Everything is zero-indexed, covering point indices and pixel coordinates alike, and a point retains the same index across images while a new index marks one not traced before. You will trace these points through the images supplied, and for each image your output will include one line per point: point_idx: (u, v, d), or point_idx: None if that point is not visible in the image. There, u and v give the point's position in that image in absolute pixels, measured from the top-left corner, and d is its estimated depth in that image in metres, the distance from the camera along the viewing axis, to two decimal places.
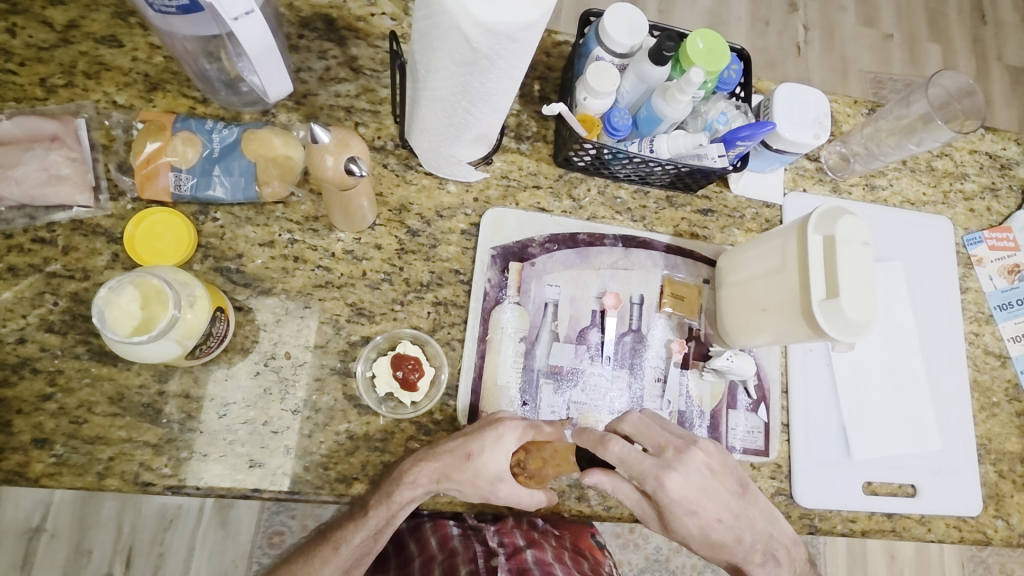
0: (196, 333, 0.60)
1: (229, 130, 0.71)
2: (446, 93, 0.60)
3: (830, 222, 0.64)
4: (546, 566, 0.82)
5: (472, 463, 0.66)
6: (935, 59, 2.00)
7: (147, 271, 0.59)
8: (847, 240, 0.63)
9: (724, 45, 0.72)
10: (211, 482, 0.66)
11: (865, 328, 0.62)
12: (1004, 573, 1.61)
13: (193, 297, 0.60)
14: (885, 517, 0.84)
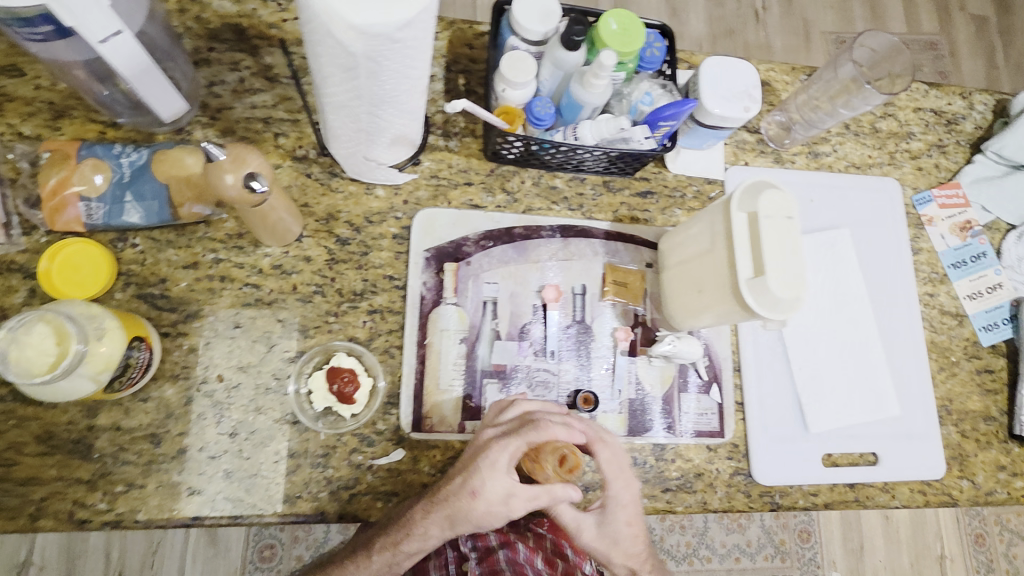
0: (112, 365, 0.58)
1: (138, 153, 0.69)
2: (345, 99, 0.58)
3: (752, 199, 0.62)
4: (518, 566, 0.79)
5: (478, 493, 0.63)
6: (898, 14, 1.98)
7: (50, 308, 0.56)
8: (769, 216, 0.61)
9: (639, 25, 0.70)
10: (149, 514, 0.65)
11: (797, 304, 0.61)
12: None
13: (103, 329, 0.57)
14: (847, 487, 0.83)
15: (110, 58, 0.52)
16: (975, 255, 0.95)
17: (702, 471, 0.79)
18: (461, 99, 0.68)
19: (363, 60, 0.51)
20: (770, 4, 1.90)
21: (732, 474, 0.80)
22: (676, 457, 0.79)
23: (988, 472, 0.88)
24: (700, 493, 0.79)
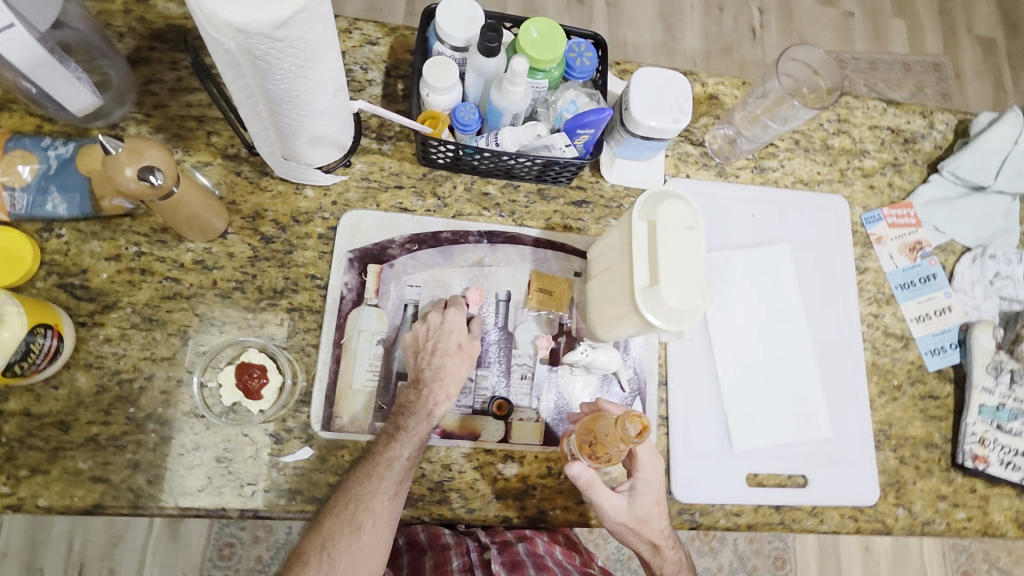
0: (9, 350, 0.60)
1: (65, 146, 0.71)
2: (245, 97, 0.60)
3: (654, 207, 0.61)
4: (538, 559, 0.81)
5: (431, 376, 0.72)
6: (901, 35, 1.95)
7: None
8: (669, 225, 0.60)
9: (560, 34, 0.71)
10: (51, 499, 0.66)
11: (693, 316, 0.59)
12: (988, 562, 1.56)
13: (4, 314, 0.60)
14: (773, 509, 0.81)
15: (2, 51, 0.54)
16: (924, 277, 0.92)
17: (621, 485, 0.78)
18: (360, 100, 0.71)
19: (249, 58, 0.53)
20: (768, 21, 1.88)
21: None
22: None
23: (927, 501, 0.85)
24: None
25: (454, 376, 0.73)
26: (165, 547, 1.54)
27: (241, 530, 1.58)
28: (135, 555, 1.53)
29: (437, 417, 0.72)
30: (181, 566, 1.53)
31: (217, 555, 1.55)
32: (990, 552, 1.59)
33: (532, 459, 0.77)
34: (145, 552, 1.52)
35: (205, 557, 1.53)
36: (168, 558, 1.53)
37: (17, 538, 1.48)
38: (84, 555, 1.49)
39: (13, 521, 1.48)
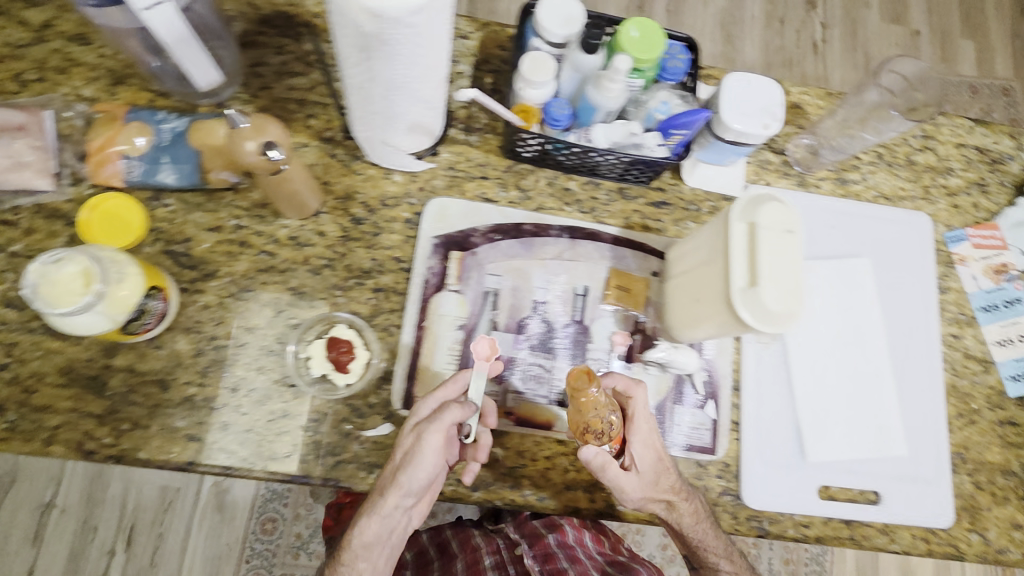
0: (126, 308, 0.63)
1: (178, 120, 0.74)
2: (361, 80, 0.62)
3: (753, 210, 0.62)
4: (567, 549, 0.96)
5: (404, 471, 0.67)
6: (969, 57, 1.91)
7: (77, 252, 0.61)
8: (769, 228, 0.61)
9: (660, 35, 0.71)
10: (150, 452, 0.70)
11: (790, 321, 0.60)
12: None
13: (124, 274, 0.62)
14: (843, 524, 0.80)
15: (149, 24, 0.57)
16: (1009, 301, 0.90)
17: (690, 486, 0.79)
18: (472, 88, 0.73)
19: (373, 42, 0.55)
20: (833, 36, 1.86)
21: (721, 495, 0.79)
22: None
23: (1002, 530, 0.83)
24: None
25: (404, 483, 0.68)
26: (210, 518, 1.59)
27: (284, 506, 1.61)
28: (183, 525, 1.58)
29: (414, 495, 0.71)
30: (224, 537, 1.58)
31: (259, 528, 1.60)
32: None
33: None
34: (192, 522, 1.58)
35: (248, 531, 1.59)
36: (213, 529, 1.58)
37: (75, 496, 1.55)
38: (135, 518, 1.56)
39: (72, 479, 1.55)
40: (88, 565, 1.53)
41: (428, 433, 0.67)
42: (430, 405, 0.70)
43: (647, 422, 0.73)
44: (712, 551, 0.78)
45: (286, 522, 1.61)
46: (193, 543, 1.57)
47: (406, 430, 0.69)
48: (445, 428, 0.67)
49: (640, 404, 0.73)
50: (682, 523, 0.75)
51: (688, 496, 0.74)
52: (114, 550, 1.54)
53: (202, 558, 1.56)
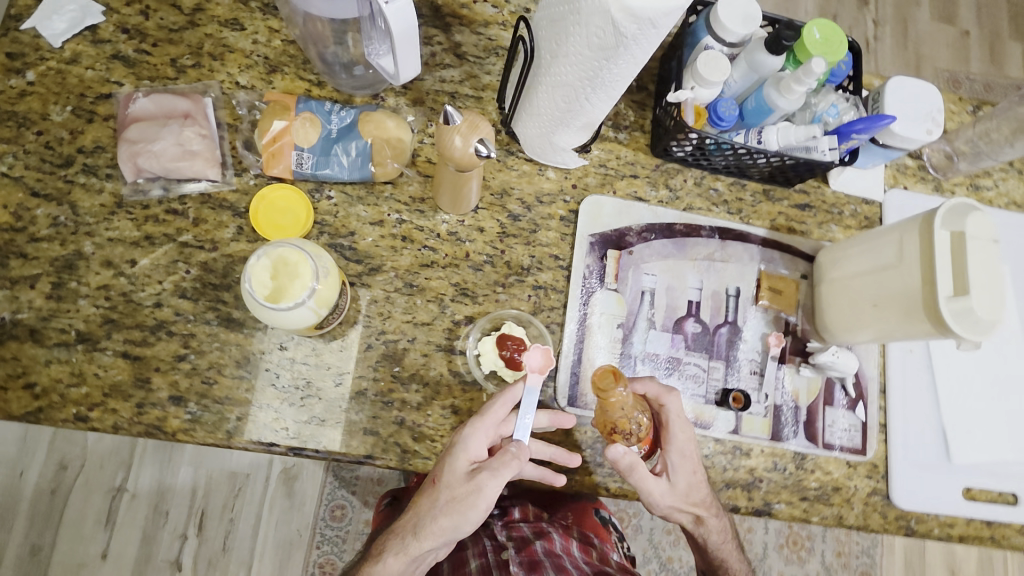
0: (327, 303, 0.65)
1: (347, 113, 0.74)
2: (571, 79, 0.61)
3: (958, 219, 0.64)
4: (556, 557, 0.81)
5: (448, 502, 0.67)
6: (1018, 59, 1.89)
7: (284, 245, 0.64)
8: (976, 237, 0.63)
9: (842, 37, 0.70)
10: (326, 446, 0.70)
11: (998, 328, 0.62)
12: None
13: (327, 269, 0.65)
14: (984, 524, 0.82)
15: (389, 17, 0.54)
16: None
17: (840, 486, 0.80)
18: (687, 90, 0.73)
19: (614, 41, 0.53)
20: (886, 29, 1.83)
21: (870, 495, 0.80)
22: (817, 469, 0.80)
23: None
24: (837, 507, 0.79)
25: (448, 529, 0.67)
26: (280, 503, 1.52)
27: (352, 493, 1.54)
28: (251, 510, 1.51)
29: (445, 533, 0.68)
30: (295, 523, 1.51)
31: (328, 515, 1.52)
32: None
33: (759, 452, 0.79)
34: (262, 508, 1.50)
35: (319, 518, 1.51)
36: (283, 516, 1.51)
37: (145, 482, 1.49)
38: (205, 504, 1.49)
39: (142, 462, 1.48)
40: (161, 549, 1.46)
41: (486, 480, 0.66)
42: (477, 437, 0.67)
43: (682, 433, 0.72)
44: (730, 555, 0.81)
45: (355, 509, 1.53)
46: (263, 533, 1.50)
47: (455, 473, 0.67)
48: (504, 478, 0.67)
49: (675, 413, 0.72)
50: (704, 532, 0.76)
51: (710, 508, 0.74)
52: (186, 535, 1.47)
53: (274, 543, 1.50)
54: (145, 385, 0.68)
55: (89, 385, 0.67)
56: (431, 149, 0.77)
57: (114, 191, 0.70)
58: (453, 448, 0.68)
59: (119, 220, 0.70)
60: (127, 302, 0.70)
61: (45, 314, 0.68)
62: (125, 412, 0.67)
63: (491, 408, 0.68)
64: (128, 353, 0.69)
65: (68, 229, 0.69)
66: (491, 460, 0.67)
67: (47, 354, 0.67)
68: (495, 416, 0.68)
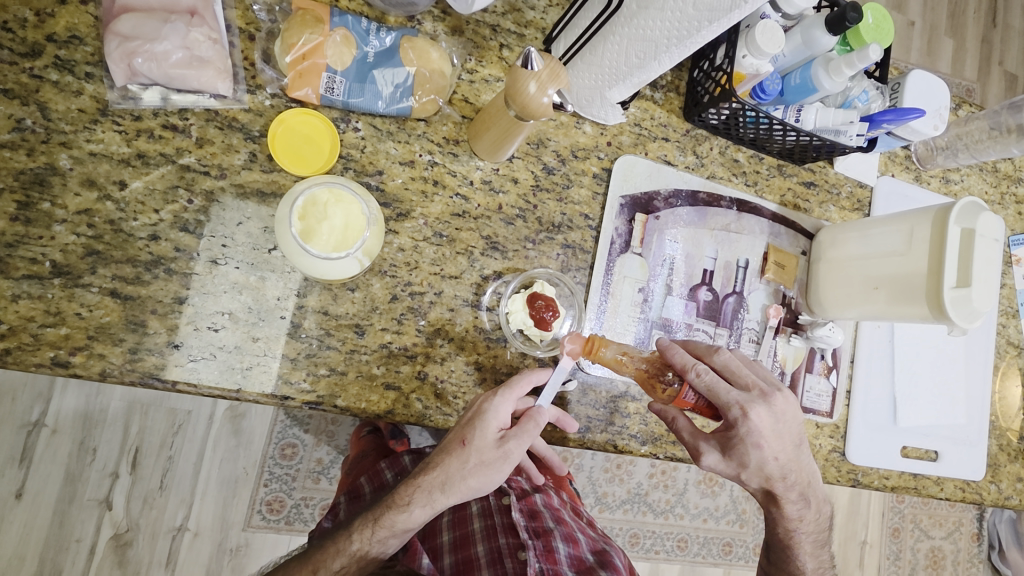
0: (371, 255, 0.62)
1: (387, 35, 0.66)
2: (654, 37, 0.58)
3: (970, 217, 0.71)
4: (554, 510, 0.80)
5: (471, 465, 0.60)
6: (947, 57, 1.76)
7: (334, 180, 0.60)
8: (983, 235, 0.71)
9: (891, 24, 0.73)
10: (346, 400, 0.66)
11: (983, 318, 0.71)
12: (914, 524, 1.77)
13: (373, 218, 0.61)
14: (910, 476, 0.96)
15: None
16: None
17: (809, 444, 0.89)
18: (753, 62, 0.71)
19: (727, 5, 0.51)
20: None
21: (830, 451, 0.90)
22: None
23: (1012, 481, 1.02)
24: None
25: (475, 489, 0.61)
26: (225, 442, 1.31)
27: (305, 431, 1.33)
28: (194, 448, 1.30)
29: (464, 493, 0.61)
30: (241, 461, 1.31)
31: (278, 453, 1.32)
32: (916, 517, 1.78)
33: None
34: (206, 445, 1.30)
35: (267, 456, 1.32)
36: (229, 454, 1.30)
37: (67, 415, 1.25)
38: (141, 440, 1.27)
39: (66, 391, 1.23)
40: (87, 490, 1.24)
41: (516, 446, 0.61)
42: (503, 404, 0.61)
43: (730, 404, 0.65)
44: (803, 531, 0.77)
45: (308, 448, 1.34)
46: (205, 473, 1.29)
47: (485, 438, 0.61)
48: (530, 442, 0.62)
49: (711, 381, 0.66)
50: (783, 504, 0.73)
51: (790, 481, 0.71)
52: (118, 472, 1.26)
53: (217, 483, 1.29)
54: (140, 329, 0.59)
55: (71, 326, 0.57)
56: (468, 87, 0.72)
57: (96, 95, 0.59)
58: (481, 414, 0.61)
59: (103, 130, 0.59)
60: (115, 232, 0.59)
61: (10, 240, 0.56)
62: (116, 358, 0.58)
63: (519, 380, 0.63)
64: (118, 292, 0.59)
65: (37, 136, 0.58)
66: (521, 425, 0.62)
67: (14, 287, 0.56)
68: (523, 390, 0.63)
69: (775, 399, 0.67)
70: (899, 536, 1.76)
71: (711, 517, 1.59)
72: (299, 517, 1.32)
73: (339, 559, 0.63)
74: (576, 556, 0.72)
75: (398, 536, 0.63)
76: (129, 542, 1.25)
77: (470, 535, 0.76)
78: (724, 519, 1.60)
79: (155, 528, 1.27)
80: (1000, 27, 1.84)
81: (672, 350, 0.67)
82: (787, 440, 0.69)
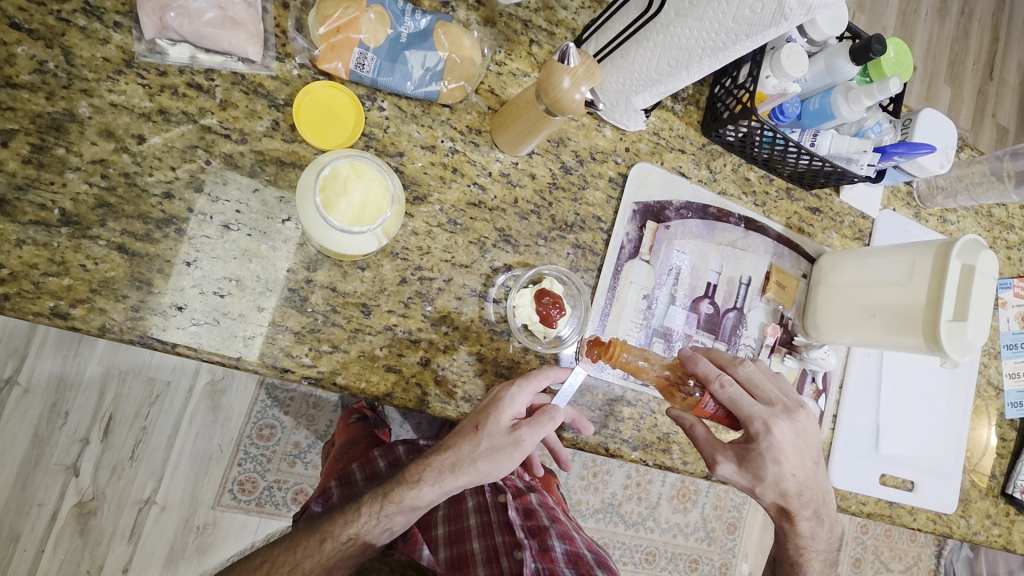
0: (390, 234, 0.62)
1: (422, 17, 0.66)
2: (688, 44, 0.59)
3: (971, 254, 0.74)
4: (549, 509, 0.82)
5: (484, 452, 0.60)
6: (944, 104, 1.82)
7: (360, 154, 0.60)
8: (982, 272, 0.73)
9: (911, 60, 0.76)
10: (346, 379, 0.65)
11: (976, 352, 0.73)
12: (875, 556, 1.80)
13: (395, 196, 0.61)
14: (886, 504, 0.98)
15: None
16: None
17: None
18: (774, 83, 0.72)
19: (768, 21, 0.53)
20: None
21: None
22: None
23: (982, 517, 1.05)
24: None
25: (485, 474, 0.60)
26: (202, 417, 1.28)
27: (284, 413, 1.31)
28: (170, 421, 1.27)
29: (475, 475, 0.60)
30: (216, 438, 1.28)
31: (255, 434, 1.29)
32: (877, 549, 1.81)
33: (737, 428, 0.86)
34: (183, 419, 1.27)
35: (245, 435, 1.29)
36: (205, 430, 1.27)
37: (41, 376, 1.21)
38: (115, 408, 1.24)
39: (42, 352, 1.20)
40: (55, 454, 1.20)
41: (528, 434, 0.60)
42: (522, 394, 0.62)
43: (753, 417, 0.67)
44: (813, 549, 0.78)
45: (286, 430, 1.31)
46: (178, 447, 1.26)
47: (497, 424, 0.61)
48: (543, 435, 0.61)
49: (734, 393, 0.67)
50: (797, 519, 0.74)
51: (805, 498, 0.72)
52: (89, 439, 1.22)
53: (189, 458, 1.26)
54: (144, 287, 0.58)
55: (74, 278, 0.56)
56: (495, 78, 0.72)
57: (122, 46, 0.58)
58: (497, 400, 0.62)
59: (126, 82, 0.58)
60: (129, 186, 0.58)
61: (20, 183, 0.55)
62: (117, 314, 0.57)
63: (537, 373, 0.64)
64: (126, 248, 0.58)
65: (58, 81, 0.56)
66: (534, 416, 0.61)
67: (20, 232, 0.55)
68: (539, 383, 0.64)
69: (796, 415, 0.69)
70: (860, 566, 1.78)
71: (680, 533, 1.61)
72: (270, 500, 1.29)
73: (346, 530, 0.63)
74: (573, 551, 0.73)
75: (404, 513, 0.62)
76: (92, 511, 1.21)
77: (466, 530, 0.76)
78: (693, 536, 1.61)
79: (121, 498, 1.23)
80: (996, 80, 1.90)
81: (696, 360, 0.68)
82: (806, 455, 0.70)
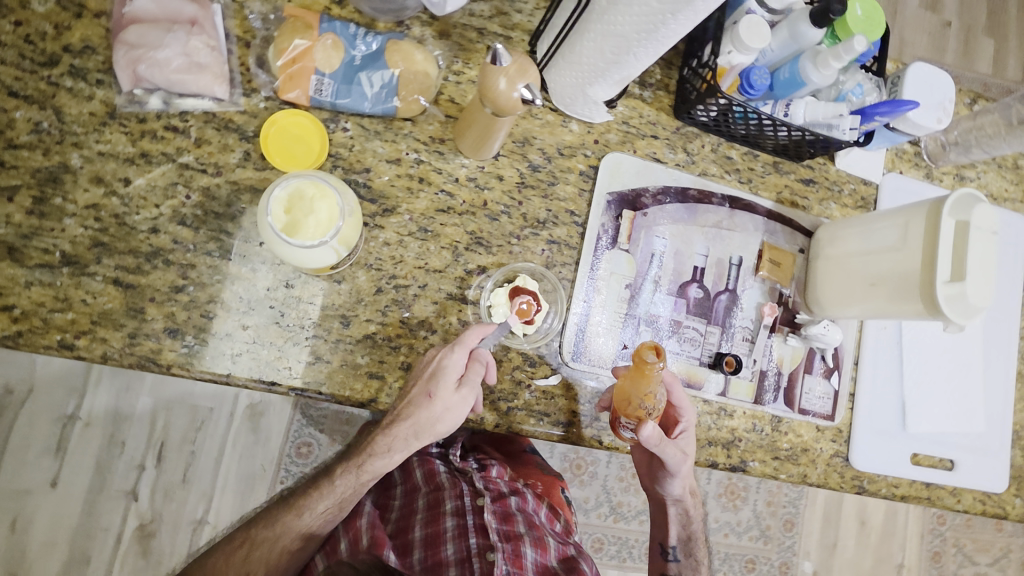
0: (347, 243, 0.65)
1: (373, 40, 0.70)
2: (626, 31, 0.59)
3: (964, 209, 0.69)
4: (528, 515, 0.82)
5: (441, 413, 0.67)
6: (986, 56, 1.68)
7: (308, 175, 0.63)
8: (978, 227, 0.68)
9: (881, 16, 0.73)
10: (332, 388, 0.68)
11: (984, 312, 0.69)
12: (957, 548, 1.66)
13: (352, 209, 0.65)
14: (923, 486, 0.91)
15: None
16: None
17: (808, 448, 0.86)
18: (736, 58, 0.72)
19: None
20: None
21: (832, 457, 0.87)
22: (789, 432, 0.85)
23: None
24: (802, 466, 0.86)
25: (444, 427, 0.69)
26: (245, 439, 1.35)
27: (320, 431, 1.37)
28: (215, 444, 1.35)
29: (436, 430, 0.69)
30: (258, 458, 1.35)
31: (295, 452, 1.36)
32: (959, 541, 1.67)
33: (741, 414, 0.84)
34: (227, 442, 1.35)
35: (283, 454, 1.36)
36: (247, 451, 1.35)
37: (98, 409, 1.31)
38: (166, 435, 1.33)
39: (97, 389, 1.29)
40: (116, 480, 1.31)
41: (472, 389, 0.67)
42: (457, 355, 0.66)
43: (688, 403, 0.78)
44: None
45: (322, 447, 1.37)
46: (224, 468, 1.34)
47: (445, 389, 0.66)
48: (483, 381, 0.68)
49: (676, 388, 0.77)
50: None
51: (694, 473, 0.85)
52: (144, 466, 1.32)
53: (235, 479, 1.34)
54: (139, 315, 0.64)
55: (76, 312, 0.62)
56: (454, 88, 0.75)
57: (105, 100, 0.65)
58: (439, 368, 0.66)
59: (111, 132, 0.65)
60: (120, 226, 0.64)
61: (26, 232, 0.62)
62: (116, 342, 0.63)
63: (470, 335, 0.66)
64: (120, 281, 0.64)
65: (52, 137, 0.63)
66: (475, 373, 0.67)
67: (28, 275, 0.61)
68: (472, 342, 0.67)
69: None
70: (940, 560, 1.66)
71: (731, 532, 1.55)
72: None
73: None
74: (542, 563, 0.74)
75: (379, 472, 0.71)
76: (152, 533, 1.31)
77: (442, 533, 0.76)
78: (746, 535, 1.55)
79: (177, 519, 1.32)
80: None
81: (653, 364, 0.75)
82: None
